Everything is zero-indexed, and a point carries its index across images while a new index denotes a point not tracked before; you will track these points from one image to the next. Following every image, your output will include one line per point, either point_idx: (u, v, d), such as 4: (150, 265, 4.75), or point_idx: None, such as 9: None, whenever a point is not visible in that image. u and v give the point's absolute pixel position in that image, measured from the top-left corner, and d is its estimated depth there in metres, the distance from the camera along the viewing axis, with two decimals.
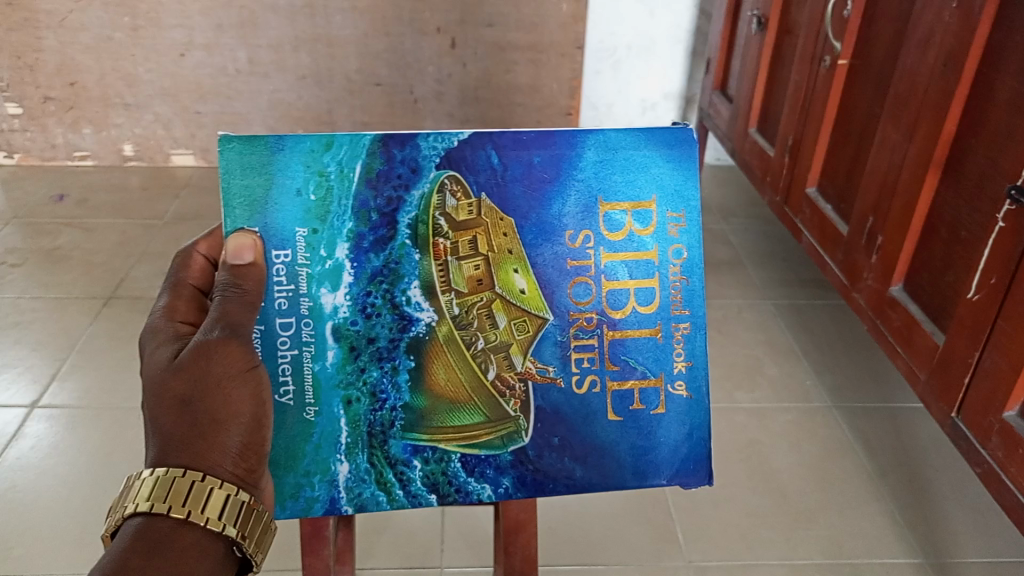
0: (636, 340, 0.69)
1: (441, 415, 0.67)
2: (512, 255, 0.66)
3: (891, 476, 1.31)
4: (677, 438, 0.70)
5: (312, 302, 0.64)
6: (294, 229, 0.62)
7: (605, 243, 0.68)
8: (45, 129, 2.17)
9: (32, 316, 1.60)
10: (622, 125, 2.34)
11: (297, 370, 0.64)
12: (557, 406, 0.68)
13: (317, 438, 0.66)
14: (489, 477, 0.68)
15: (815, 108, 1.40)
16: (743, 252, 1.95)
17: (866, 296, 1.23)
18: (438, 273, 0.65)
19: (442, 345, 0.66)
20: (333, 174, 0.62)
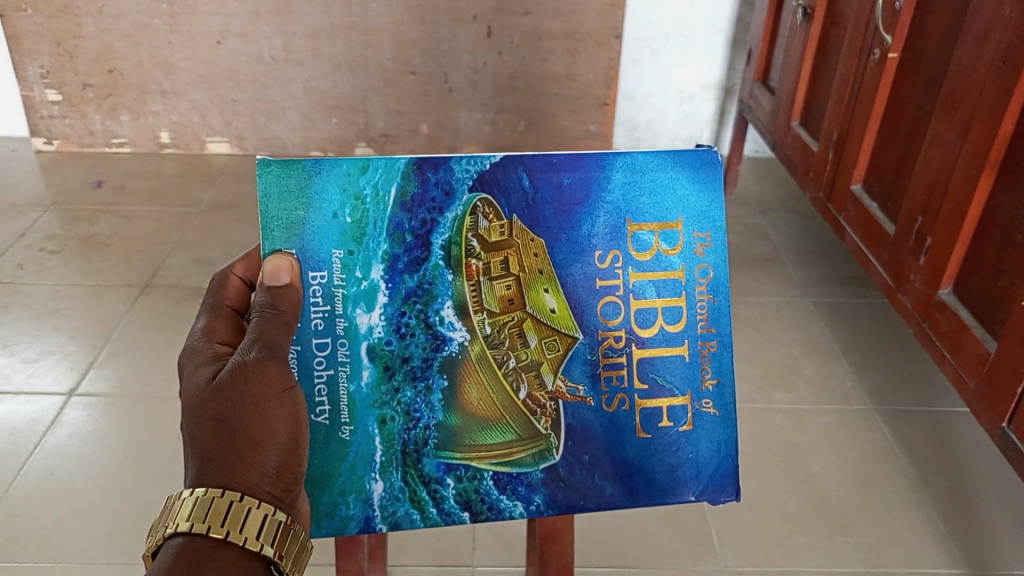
0: (664, 358, 0.67)
1: (473, 435, 0.65)
2: (542, 275, 0.64)
3: (933, 483, 1.28)
4: (706, 453, 0.69)
5: (347, 322, 0.63)
6: (330, 251, 0.61)
7: (634, 262, 0.66)
8: (84, 116, 2.18)
9: (71, 303, 1.62)
10: (659, 116, 2.30)
11: (332, 391, 0.63)
12: (587, 424, 0.66)
13: (352, 457, 0.65)
14: (521, 495, 0.66)
15: (862, 103, 1.36)
16: (782, 248, 1.91)
17: (913, 298, 1.19)
18: (470, 293, 0.64)
19: (475, 364, 0.65)
20: (368, 196, 0.61)
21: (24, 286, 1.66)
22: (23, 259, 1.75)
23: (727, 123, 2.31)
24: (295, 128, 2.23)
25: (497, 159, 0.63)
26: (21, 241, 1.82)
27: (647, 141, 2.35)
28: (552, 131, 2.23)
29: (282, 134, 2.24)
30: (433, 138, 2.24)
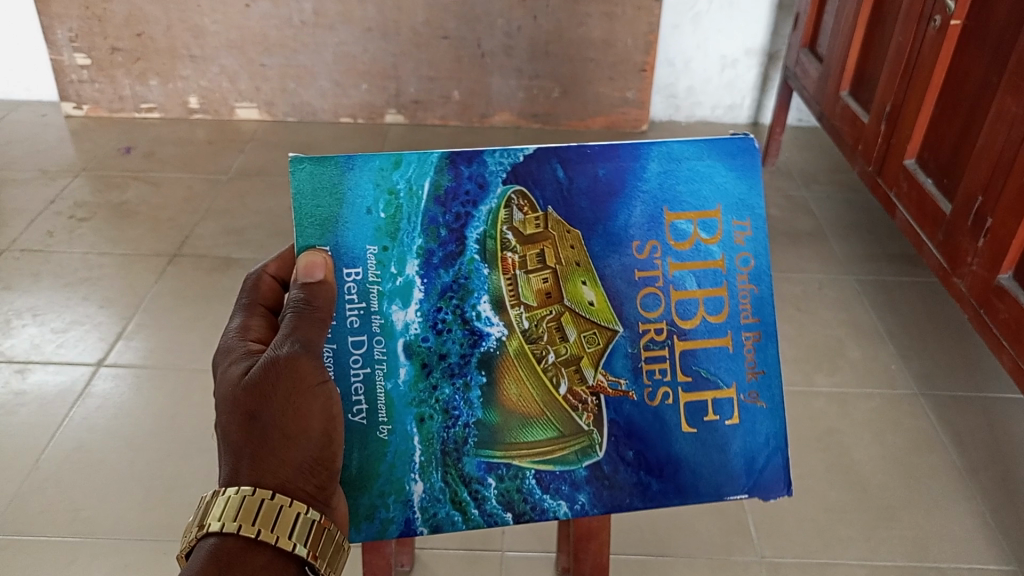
0: (707, 350, 0.63)
1: (511, 436, 0.62)
2: (580, 267, 0.61)
3: (983, 474, 1.22)
4: (754, 449, 0.64)
5: (384, 319, 0.60)
6: (365, 247, 0.59)
7: (673, 253, 0.62)
8: (114, 80, 2.17)
9: (102, 272, 1.60)
10: (700, 83, 2.22)
11: (369, 389, 0.60)
12: (630, 420, 0.62)
13: (392, 456, 0.61)
14: (564, 494, 0.63)
15: (920, 73, 1.29)
16: (826, 223, 1.84)
17: (969, 283, 1.13)
18: (507, 288, 0.60)
19: (513, 359, 0.61)
20: (404, 189, 0.59)
21: (54, 254, 1.65)
22: (53, 226, 1.74)
23: (770, 91, 2.22)
24: (325, 95, 2.18)
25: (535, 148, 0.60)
26: (52, 208, 1.81)
27: (686, 109, 2.27)
28: (588, 98, 2.17)
29: (312, 101, 2.20)
30: (465, 105, 2.19)
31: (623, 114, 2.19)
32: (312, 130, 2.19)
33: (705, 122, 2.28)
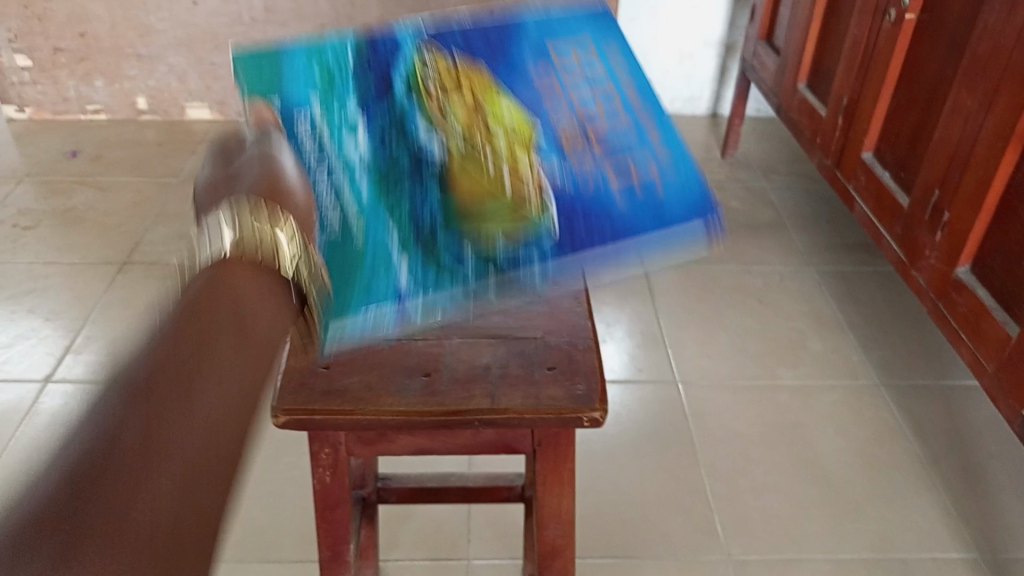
0: (613, 132, 0.71)
1: (481, 213, 0.63)
2: (493, 87, 0.73)
3: (944, 463, 1.24)
4: (682, 184, 0.65)
5: (339, 143, 0.67)
6: (306, 96, 0.69)
7: (565, 77, 0.75)
8: (57, 81, 2.09)
9: (48, 282, 1.55)
10: (658, 75, 2.21)
11: (334, 193, 0.64)
12: (560, 176, 0.67)
13: (365, 238, 0.62)
14: (527, 247, 0.61)
15: (876, 66, 1.29)
16: (786, 213, 1.85)
17: (928, 276, 1.13)
18: (436, 107, 0.71)
19: (452, 150, 0.68)
20: (354, 77, 0.72)
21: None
22: None
23: (728, 82, 2.22)
24: None
25: (430, 50, 0.75)
26: None
27: None
28: None
29: None
30: None
31: None
32: None
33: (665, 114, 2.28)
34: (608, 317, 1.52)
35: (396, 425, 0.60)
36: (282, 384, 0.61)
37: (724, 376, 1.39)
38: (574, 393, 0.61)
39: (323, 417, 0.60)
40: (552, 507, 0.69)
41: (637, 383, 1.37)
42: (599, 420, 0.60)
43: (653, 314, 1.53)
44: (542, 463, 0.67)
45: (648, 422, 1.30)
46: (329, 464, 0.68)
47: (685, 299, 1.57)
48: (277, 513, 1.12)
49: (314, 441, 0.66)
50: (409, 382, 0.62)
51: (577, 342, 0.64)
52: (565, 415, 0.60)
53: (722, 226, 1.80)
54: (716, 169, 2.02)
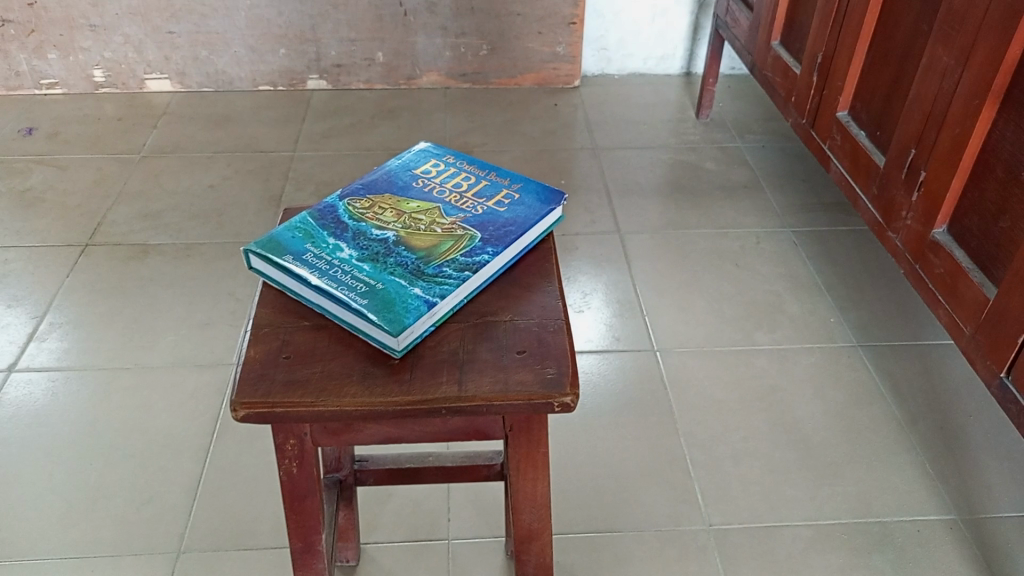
0: (483, 187, 0.70)
1: (446, 241, 0.63)
2: (385, 198, 0.69)
3: (922, 424, 1.24)
4: (540, 194, 0.69)
5: (338, 260, 0.61)
6: (293, 246, 0.62)
7: (424, 172, 0.72)
8: (8, 55, 2.01)
9: (8, 267, 1.50)
10: (630, 34, 2.17)
11: (363, 288, 0.58)
12: (481, 222, 0.66)
13: (395, 304, 0.57)
14: (477, 261, 0.62)
15: (850, 22, 1.26)
16: (762, 174, 1.83)
17: (905, 237, 1.12)
18: (381, 217, 0.66)
19: (411, 233, 0.64)
20: (302, 222, 0.65)
21: None
22: None
23: (702, 39, 2.18)
24: (241, 62, 2.07)
25: (351, 202, 0.69)
26: None
27: (618, 62, 2.22)
28: (517, 55, 2.10)
29: (227, 69, 2.08)
30: (390, 67, 2.10)
31: (554, 70, 2.14)
32: (229, 99, 2.07)
33: (638, 74, 2.24)
34: (585, 286, 1.51)
35: (359, 415, 0.55)
36: (241, 377, 0.56)
37: (702, 342, 1.38)
38: (544, 376, 0.56)
39: (285, 410, 0.54)
40: (526, 491, 0.66)
41: (615, 352, 1.36)
42: (570, 405, 0.56)
43: (630, 281, 1.52)
44: (515, 448, 0.63)
45: (627, 391, 1.28)
46: (294, 455, 0.61)
47: (662, 264, 1.56)
48: (254, 498, 1.10)
49: (277, 433, 0.59)
50: (373, 369, 0.56)
51: (548, 325, 0.60)
52: (535, 401, 0.55)
53: (698, 189, 1.78)
54: (691, 130, 1.99)
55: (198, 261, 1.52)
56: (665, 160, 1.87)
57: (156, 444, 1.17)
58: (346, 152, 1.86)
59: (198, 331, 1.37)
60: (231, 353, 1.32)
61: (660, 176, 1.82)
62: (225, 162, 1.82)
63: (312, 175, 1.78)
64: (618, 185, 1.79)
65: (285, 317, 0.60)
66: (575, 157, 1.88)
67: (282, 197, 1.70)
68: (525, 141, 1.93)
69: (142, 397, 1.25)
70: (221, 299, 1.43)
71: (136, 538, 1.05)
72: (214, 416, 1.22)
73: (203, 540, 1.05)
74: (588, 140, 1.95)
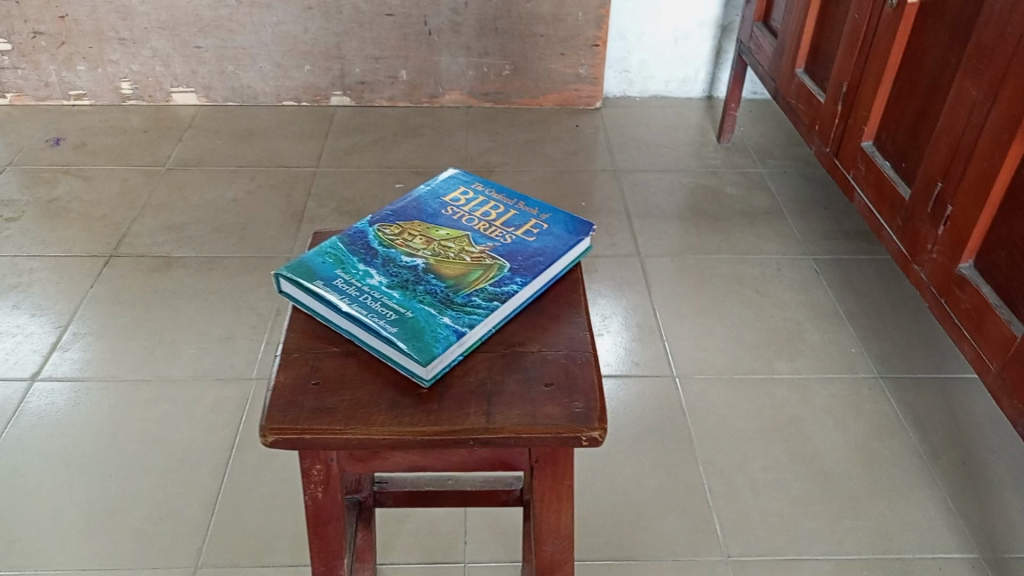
0: (511, 216, 0.71)
1: (476, 270, 0.64)
2: (416, 224, 0.69)
3: (943, 458, 1.23)
4: (569, 225, 0.70)
5: (367, 286, 0.62)
6: (324, 272, 0.63)
7: (453, 199, 0.73)
8: (38, 66, 2.04)
9: (33, 276, 1.51)
10: (652, 57, 2.17)
11: (390, 315, 0.59)
12: (509, 252, 0.66)
13: (423, 332, 0.58)
14: (507, 292, 0.62)
15: (876, 52, 1.26)
16: (783, 199, 1.83)
17: (930, 270, 1.11)
18: (411, 244, 0.67)
19: (440, 260, 0.65)
20: (331, 247, 0.66)
21: None
22: None
23: (724, 63, 2.19)
24: (266, 77, 2.09)
25: (380, 228, 0.69)
26: None
27: (640, 84, 2.23)
28: (540, 75, 2.11)
29: (253, 83, 2.10)
30: (414, 85, 2.12)
31: (576, 91, 2.15)
32: (254, 114, 2.09)
33: (660, 97, 2.25)
34: (604, 309, 1.50)
35: (386, 444, 0.55)
36: (271, 402, 0.56)
37: (721, 369, 1.38)
38: (572, 411, 0.56)
39: (314, 437, 0.54)
40: (549, 523, 0.65)
41: (633, 377, 1.36)
42: (597, 439, 0.56)
43: (649, 305, 1.51)
44: (540, 479, 0.62)
45: (645, 417, 1.28)
46: (320, 479, 0.62)
47: (682, 289, 1.55)
48: (272, 516, 1.10)
49: (304, 457, 0.59)
50: (401, 399, 0.56)
51: (576, 357, 0.60)
52: (563, 435, 0.55)
53: (719, 213, 1.78)
54: (712, 154, 1.99)
55: (220, 275, 1.53)
56: (686, 183, 1.87)
57: (175, 458, 1.18)
58: (368, 168, 1.88)
59: (219, 345, 1.37)
60: (251, 368, 1.33)
61: (680, 200, 1.82)
62: (248, 176, 1.84)
63: (334, 191, 1.79)
64: (638, 208, 1.79)
65: (315, 342, 0.60)
66: (596, 179, 1.88)
67: (304, 213, 1.72)
68: (546, 162, 1.93)
69: (163, 410, 1.25)
70: (242, 313, 1.44)
71: (153, 553, 1.05)
72: (233, 431, 1.22)
73: (219, 557, 1.05)
74: (608, 162, 1.95)
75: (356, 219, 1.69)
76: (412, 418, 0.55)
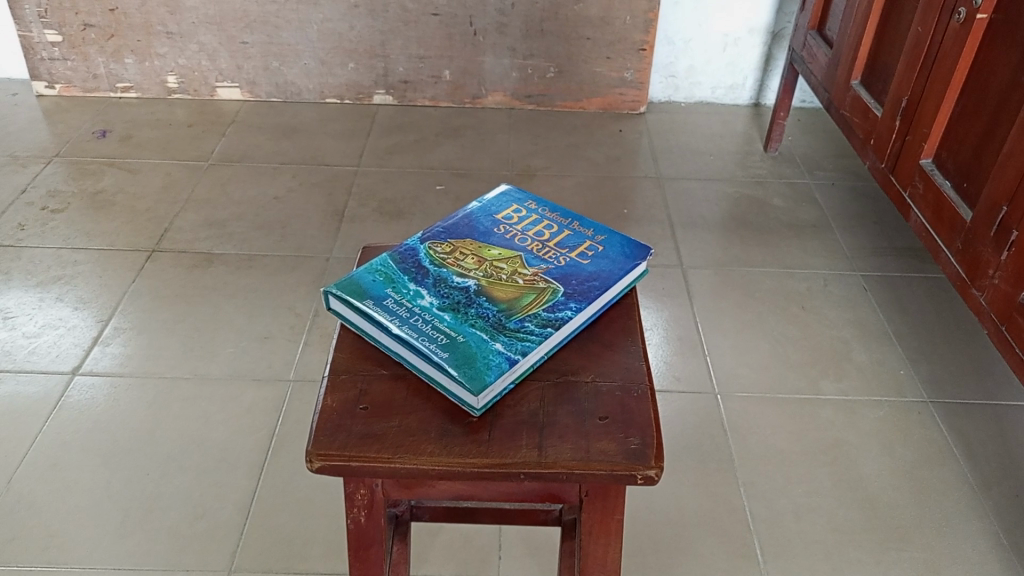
0: (566, 238, 0.69)
1: (529, 293, 0.62)
2: (470, 243, 0.67)
3: (995, 490, 1.18)
4: (624, 250, 0.67)
5: (419, 308, 0.60)
6: (376, 292, 0.62)
7: (506, 220, 0.71)
8: (87, 58, 2.06)
9: (76, 269, 1.52)
10: (700, 62, 2.13)
11: (441, 339, 0.57)
12: (564, 275, 0.64)
13: (475, 358, 0.56)
14: (563, 317, 0.60)
15: (941, 67, 1.21)
16: (831, 213, 1.78)
17: (991, 297, 1.07)
18: (466, 264, 0.65)
19: (492, 282, 0.63)
20: (382, 265, 0.65)
21: (26, 249, 1.57)
22: (24, 218, 1.65)
23: (773, 70, 2.14)
24: (310, 74, 2.09)
25: (434, 246, 0.67)
26: (23, 198, 1.72)
27: (686, 90, 2.19)
28: (584, 79, 2.09)
29: (297, 80, 2.10)
30: (457, 85, 2.10)
31: (620, 95, 2.12)
32: (297, 110, 2.10)
33: (705, 103, 2.21)
34: (646, 321, 1.48)
35: (435, 474, 0.53)
36: (318, 427, 0.54)
37: (764, 387, 1.34)
38: (628, 447, 0.54)
39: (360, 465, 0.53)
40: (596, 557, 0.63)
41: (674, 393, 1.33)
42: (653, 477, 0.53)
43: (692, 318, 1.48)
44: (589, 513, 0.61)
45: (685, 435, 1.25)
46: (363, 503, 0.60)
47: (726, 303, 1.52)
48: (306, 521, 1.10)
49: (349, 482, 0.58)
50: (451, 427, 0.55)
51: (631, 389, 0.58)
52: (618, 472, 0.53)
53: (765, 225, 1.74)
54: (758, 164, 1.95)
55: (260, 273, 1.53)
56: (731, 193, 1.84)
57: (211, 459, 1.18)
58: (409, 169, 1.87)
59: (258, 345, 1.37)
60: (289, 369, 1.32)
61: (725, 210, 1.78)
62: (290, 174, 1.84)
63: (375, 191, 1.78)
64: (681, 217, 1.75)
65: (363, 363, 0.59)
66: (639, 186, 1.85)
67: (344, 212, 1.71)
68: (589, 167, 1.91)
69: (200, 409, 1.25)
70: (281, 313, 1.44)
71: (188, 554, 1.05)
72: (269, 433, 1.22)
73: (252, 561, 1.05)
74: (652, 169, 1.92)
75: (396, 220, 1.68)
76: (461, 448, 0.53)
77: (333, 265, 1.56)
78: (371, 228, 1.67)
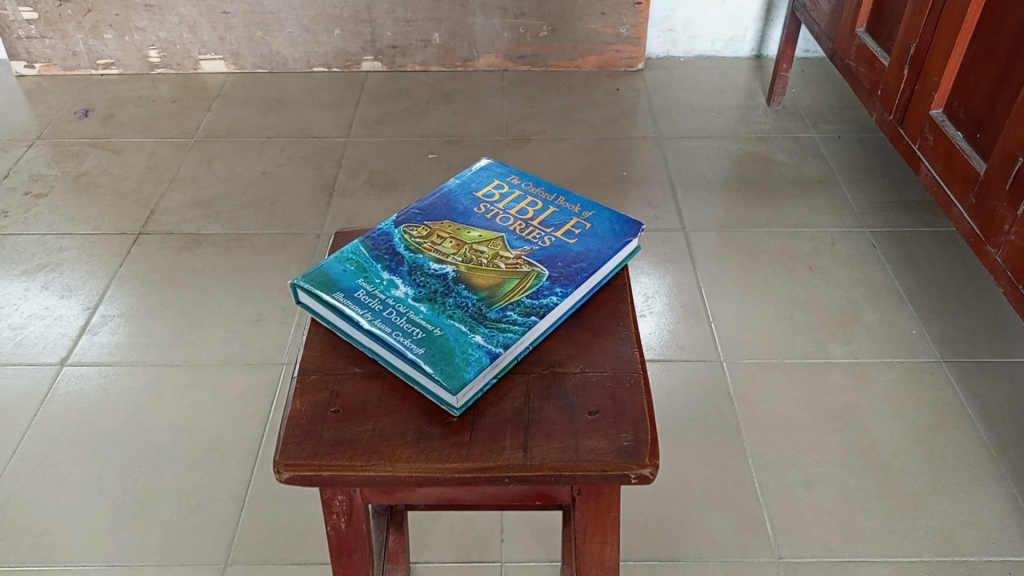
0: (551, 216, 0.64)
1: (511, 280, 0.57)
2: (448, 225, 0.63)
3: (1013, 453, 1.14)
4: (613, 228, 0.63)
5: (393, 299, 0.56)
6: (348, 283, 0.57)
7: (487, 198, 0.66)
8: (65, 35, 2.00)
9: (61, 256, 1.48)
10: (699, 13, 2.06)
11: (416, 332, 0.53)
12: (547, 257, 0.59)
13: (452, 351, 0.52)
14: (547, 303, 0.56)
15: (951, 10, 1.14)
16: (837, 167, 1.72)
17: (1006, 254, 1.02)
18: (444, 249, 0.60)
19: (472, 270, 0.58)
20: (353, 253, 0.60)
21: (9, 237, 1.53)
22: (7, 205, 1.61)
23: (775, 20, 2.06)
24: (295, 42, 2.02)
25: (409, 230, 0.63)
26: (5, 183, 1.67)
27: (685, 44, 2.12)
28: (579, 36, 2.01)
29: (282, 50, 2.04)
30: (447, 48, 2.04)
31: (616, 52, 2.05)
32: (283, 81, 2.03)
33: (706, 57, 2.13)
34: (647, 288, 1.43)
35: (412, 482, 0.49)
36: (286, 434, 0.51)
37: (770, 353, 1.30)
38: (620, 445, 0.50)
39: (330, 475, 0.49)
40: (592, 553, 0.60)
41: (676, 362, 1.29)
42: (648, 476, 0.49)
43: (695, 283, 1.44)
44: (582, 511, 0.57)
45: (690, 406, 1.22)
46: (342, 508, 0.57)
47: (730, 266, 1.47)
48: (302, 509, 1.07)
49: (325, 489, 0.55)
50: (428, 430, 0.51)
51: (622, 379, 0.54)
52: (609, 472, 0.49)
53: (768, 183, 1.68)
54: (761, 119, 1.89)
55: (249, 252, 1.49)
56: (733, 150, 1.78)
57: (203, 449, 1.15)
58: (401, 137, 1.81)
59: (248, 328, 1.33)
60: (281, 352, 1.29)
61: (727, 169, 1.72)
62: (278, 148, 1.78)
63: (366, 162, 1.73)
64: (683, 177, 1.70)
65: (336, 361, 0.55)
66: (639, 147, 1.79)
67: (335, 186, 1.66)
68: (586, 129, 1.85)
69: (192, 397, 1.22)
70: (272, 294, 1.40)
71: (182, 548, 1.03)
72: (262, 420, 1.19)
73: (248, 553, 1.02)
74: (651, 128, 1.85)
75: (388, 192, 1.63)
76: (440, 454, 0.49)
77: (324, 242, 1.51)
78: (363, 201, 1.62)
